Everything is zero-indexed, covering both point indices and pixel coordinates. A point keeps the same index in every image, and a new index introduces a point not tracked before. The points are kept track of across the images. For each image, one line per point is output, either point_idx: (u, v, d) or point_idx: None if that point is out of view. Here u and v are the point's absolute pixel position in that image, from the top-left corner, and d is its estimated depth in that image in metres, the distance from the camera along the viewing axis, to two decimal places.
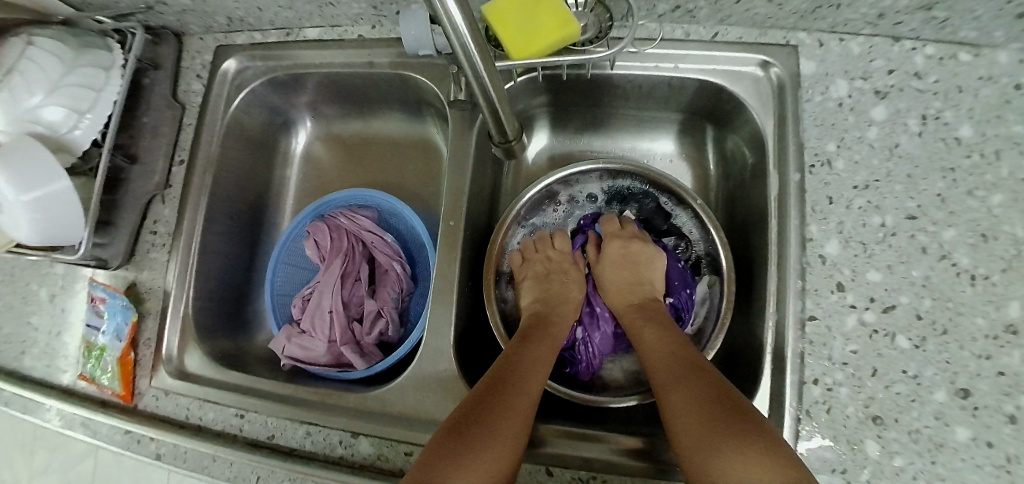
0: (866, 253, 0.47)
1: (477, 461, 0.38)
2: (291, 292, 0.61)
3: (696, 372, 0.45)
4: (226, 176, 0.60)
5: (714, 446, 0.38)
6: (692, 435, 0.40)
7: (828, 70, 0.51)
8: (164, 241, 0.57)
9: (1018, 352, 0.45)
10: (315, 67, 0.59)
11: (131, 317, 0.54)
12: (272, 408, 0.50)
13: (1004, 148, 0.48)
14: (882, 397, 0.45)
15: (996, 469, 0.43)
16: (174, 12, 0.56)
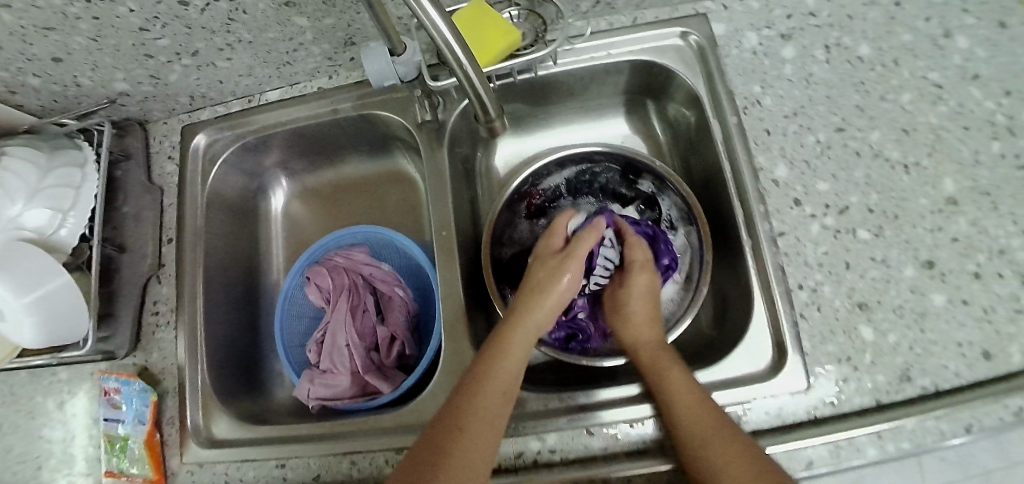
0: (811, 169, 0.53)
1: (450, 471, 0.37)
2: (301, 341, 0.62)
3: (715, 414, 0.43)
4: (216, 245, 0.62)
5: (708, 459, 0.40)
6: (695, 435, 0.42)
7: (736, 27, 0.58)
8: (168, 319, 0.57)
9: (964, 219, 0.52)
10: (281, 125, 0.62)
11: (150, 398, 0.53)
12: (314, 448, 0.51)
13: (900, 56, 0.55)
14: (862, 285, 0.50)
15: (978, 322, 0.50)
16: (138, 101, 0.59)
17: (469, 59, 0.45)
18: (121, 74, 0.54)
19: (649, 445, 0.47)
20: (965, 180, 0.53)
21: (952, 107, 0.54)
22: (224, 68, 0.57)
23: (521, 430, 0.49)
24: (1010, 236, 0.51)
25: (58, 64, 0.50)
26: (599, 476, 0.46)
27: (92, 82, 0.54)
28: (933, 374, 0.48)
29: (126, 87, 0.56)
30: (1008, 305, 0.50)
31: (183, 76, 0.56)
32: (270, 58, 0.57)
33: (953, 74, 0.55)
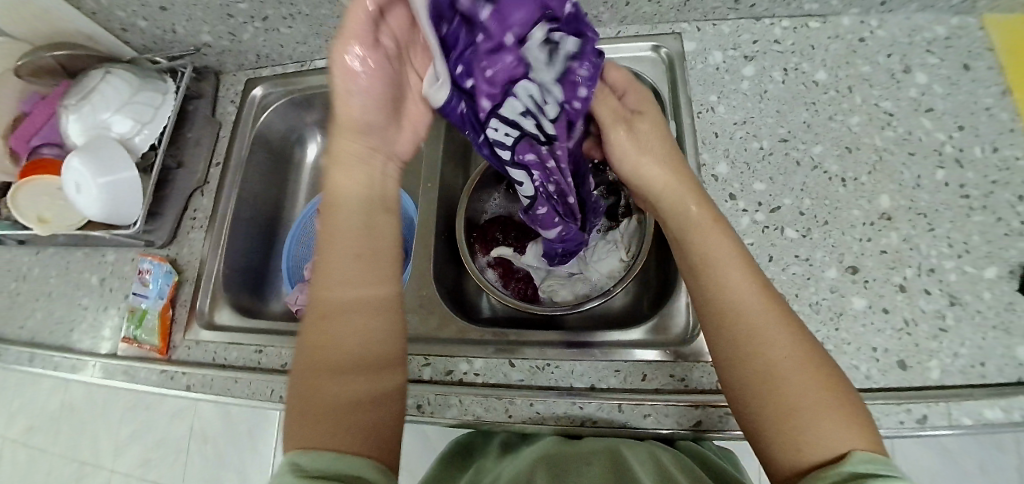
0: (750, 170, 0.58)
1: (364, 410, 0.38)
2: (303, 264, 0.73)
3: (778, 312, 0.40)
4: (252, 175, 0.75)
5: (800, 390, 0.36)
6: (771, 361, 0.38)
7: (704, 47, 0.64)
8: (201, 224, 0.70)
9: (896, 234, 0.55)
10: (323, 88, 0.75)
11: (173, 280, 0.66)
12: (286, 341, 0.61)
13: (855, 84, 0.60)
14: (782, 278, 0.54)
15: (896, 331, 0.52)
16: (215, 53, 0.74)
17: None
18: (206, 28, 0.69)
19: (559, 383, 0.53)
20: (902, 199, 0.55)
21: (900, 133, 0.57)
22: (285, 35, 0.70)
23: (455, 353, 0.57)
24: (942, 256, 0.53)
25: (163, 12, 0.66)
26: (509, 400, 0.52)
27: (184, 31, 0.70)
28: (841, 370, 0.51)
29: (208, 40, 0.71)
30: (932, 321, 0.52)
31: (253, 37, 0.71)
32: (322, 31, 0.70)
33: (905, 105, 0.58)
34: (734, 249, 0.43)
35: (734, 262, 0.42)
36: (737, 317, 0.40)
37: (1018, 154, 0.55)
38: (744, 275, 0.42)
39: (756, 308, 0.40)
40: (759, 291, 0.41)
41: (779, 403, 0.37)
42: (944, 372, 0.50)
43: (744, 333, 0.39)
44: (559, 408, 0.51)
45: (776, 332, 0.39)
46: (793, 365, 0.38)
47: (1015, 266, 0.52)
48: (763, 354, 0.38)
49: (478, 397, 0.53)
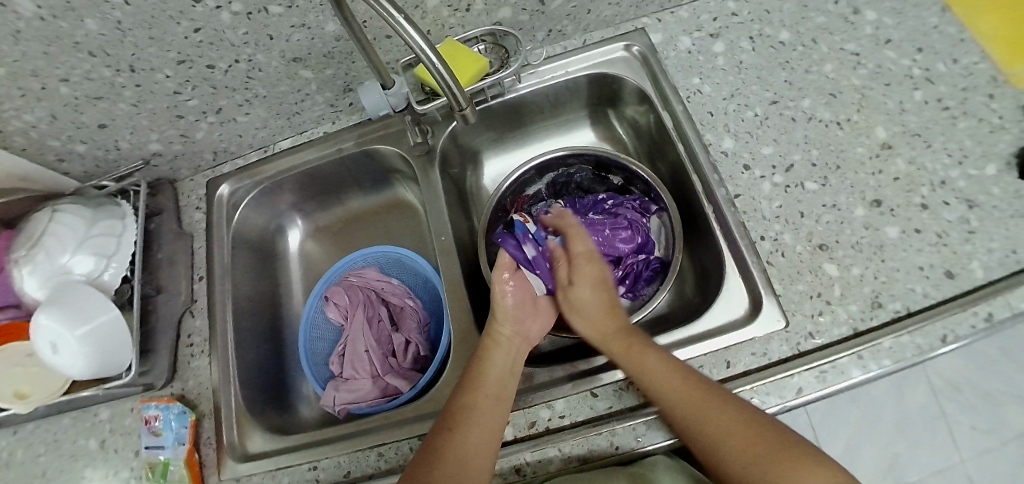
0: (753, 137, 0.60)
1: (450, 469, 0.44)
2: (324, 359, 0.66)
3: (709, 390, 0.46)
4: (242, 280, 0.68)
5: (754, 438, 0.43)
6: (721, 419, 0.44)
7: (670, 35, 0.66)
8: (202, 348, 0.62)
9: (901, 160, 0.57)
10: (294, 168, 0.69)
11: (189, 418, 0.57)
12: (342, 447, 0.55)
13: (817, 35, 0.63)
14: (819, 229, 0.55)
15: (935, 246, 0.54)
16: (168, 161, 0.67)
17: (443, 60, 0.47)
18: (155, 136, 0.63)
19: (648, 399, 0.51)
20: (895, 127, 0.58)
21: (871, 69, 0.61)
22: (243, 123, 0.65)
23: (530, 402, 0.54)
24: (947, 168, 0.56)
25: (103, 129, 0.59)
26: (607, 432, 0.50)
27: (130, 145, 0.63)
28: (902, 298, 0.52)
29: (159, 148, 0.65)
30: (960, 228, 0.54)
31: (208, 134, 0.65)
32: (283, 110, 0.65)
33: (866, 43, 0.62)
34: (649, 354, 0.50)
35: (654, 365, 0.49)
36: (683, 411, 0.46)
37: (975, 60, 0.59)
38: (675, 377, 0.47)
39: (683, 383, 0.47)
40: (684, 382, 0.47)
41: (756, 466, 0.42)
42: (986, 269, 0.52)
43: (697, 422, 0.45)
44: (659, 424, 0.50)
45: (713, 411, 0.45)
46: (740, 430, 0.44)
47: (1009, 158, 0.56)
48: (717, 431, 0.44)
49: (577, 439, 0.50)
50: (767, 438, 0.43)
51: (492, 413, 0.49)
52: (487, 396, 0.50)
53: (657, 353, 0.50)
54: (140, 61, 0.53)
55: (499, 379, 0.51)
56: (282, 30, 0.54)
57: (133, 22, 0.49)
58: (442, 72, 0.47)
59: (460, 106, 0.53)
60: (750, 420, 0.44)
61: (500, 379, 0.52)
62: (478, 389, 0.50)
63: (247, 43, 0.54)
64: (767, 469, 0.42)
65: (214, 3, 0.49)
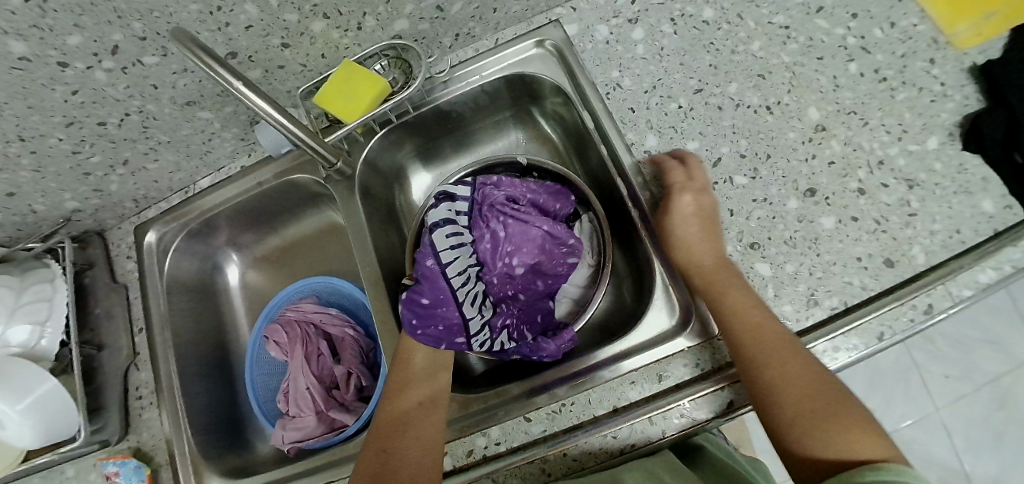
0: (678, 132, 0.56)
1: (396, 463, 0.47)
2: (275, 395, 0.67)
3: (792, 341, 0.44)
4: (182, 325, 0.68)
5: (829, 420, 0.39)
6: (795, 385, 0.42)
7: (587, 24, 0.62)
8: (151, 399, 0.63)
9: (836, 141, 0.54)
10: (217, 207, 0.68)
11: (145, 473, 0.59)
12: None
13: (743, 10, 0.60)
14: (750, 227, 0.52)
15: (873, 234, 0.51)
16: (91, 214, 0.66)
17: (274, 102, 0.46)
18: (68, 194, 0.61)
19: (582, 420, 0.51)
20: (828, 106, 0.55)
21: (801, 44, 0.58)
22: (154, 170, 0.64)
23: (469, 430, 0.54)
24: (885, 146, 0.53)
25: (12, 197, 0.58)
26: (539, 457, 0.50)
27: (46, 207, 0.62)
28: (839, 293, 0.49)
29: (76, 204, 0.64)
30: (899, 211, 0.51)
31: (122, 185, 0.64)
32: (192, 151, 0.63)
33: (796, 13, 0.59)
34: (740, 286, 0.48)
35: (753, 308, 0.46)
36: (756, 342, 0.45)
37: (914, 22, 0.56)
38: (776, 336, 0.45)
39: (755, 328, 0.45)
40: (763, 331, 0.45)
41: (806, 431, 0.39)
42: (929, 253, 0.49)
43: (755, 362, 0.44)
44: (592, 446, 0.49)
45: (800, 362, 0.43)
46: (802, 372, 0.42)
47: (952, 129, 0.52)
48: (780, 385, 0.42)
49: (511, 467, 0.50)
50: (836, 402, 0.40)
51: (420, 450, 0.48)
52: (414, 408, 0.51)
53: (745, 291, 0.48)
54: (26, 130, 0.51)
55: (423, 402, 0.52)
56: (165, 78, 0.51)
57: (4, 95, 0.46)
58: (271, 113, 0.47)
59: (329, 163, 0.59)
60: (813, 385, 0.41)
61: (415, 437, 0.49)
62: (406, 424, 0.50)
63: (132, 96, 0.52)
64: (814, 435, 0.39)
65: (83, 65, 0.47)
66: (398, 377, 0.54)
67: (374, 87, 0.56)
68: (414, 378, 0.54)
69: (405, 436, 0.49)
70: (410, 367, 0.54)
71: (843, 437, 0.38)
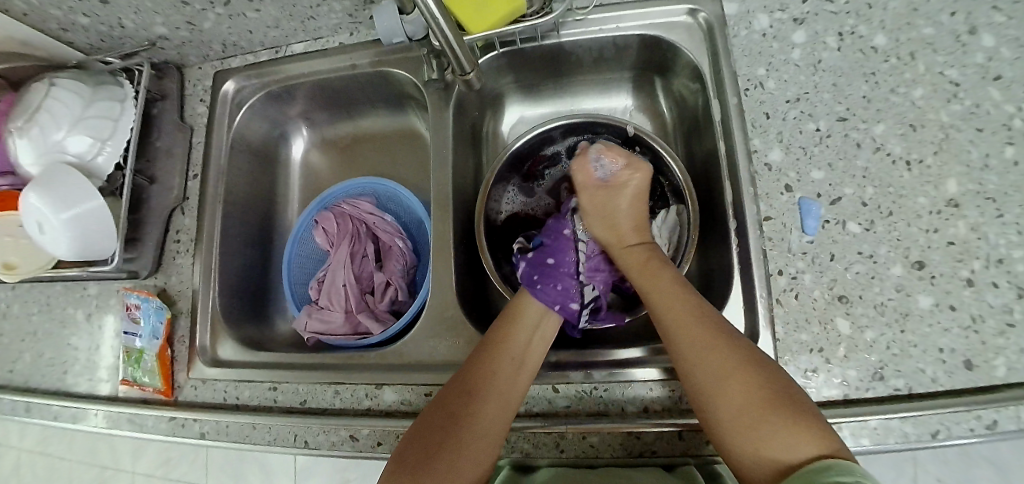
0: (806, 155, 0.53)
1: (451, 454, 0.42)
2: (308, 280, 0.66)
3: (727, 333, 0.43)
4: (237, 185, 0.66)
5: (762, 422, 0.38)
6: (733, 377, 0.40)
7: (747, 9, 0.57)
8: (188, 247, 0.62)
9: (963, 223, 0.50)
10: (303, 77, 0.64)
11: (165, 316, 0.59)
12: (301, 375, 0.55)
13: (918, 49, 0.54)
14: (845, 278, 0.50)
15: (963, 330, 0.47)
16: (175, 46, 0.63)
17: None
18: (160, 19, 0.58)
19: (610, 408, 0.49)
20: (970, 183, 0.50)
21: (966, 107, 0.52)
22: (252, 19, 0.60)
23: None
24: (1011, 245, 0.48)
25: (105, 4, 0.55)
26: (556, 430, 0.49)
27: (135, 25, 0.59)
28: (908, 376, 0.47)
29: (164, 31, 0.61)
30: (999, 317, 0.47)
31: (215, 24, 0.60)
32: (295, 12, 0.59)
33: (971, 73, 0.53)
34: (670, 281, 0.48)
35: (675, 304, 0.46)
36: (678, 334, 0.44)
37: None
38: (691, 325, 0.44)
39: (688, 320, 0.44)
40: (695, 320, 0.44)
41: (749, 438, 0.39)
42: (1011, 370, 0.46)
43: (681, 351, 0.44)
44: (614, 439, 0.48)
45: (715, 357, 0.42)
46: (737, 377, 0.40)
47: None
48: (720, 374, 0.41)
49: (525, 429, 0.50)
50: (779, 403, 0.38)
51: (480, 446, 0.43)
52: (499, 389, 0.46)
53: (672, 276, 0.49)
54: None
55: (509, 393, 0.46)
56: None
57: None
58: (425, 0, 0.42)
59: (463, 70, 0.55)
60: (761, 383, 0.40)
61: (476, 455, 0.43)
62: (477, 409, 0.44)
63: None
64: (752, 436, 0.38)
65: None
66: (495, 345, 0.49)
67: (510, 5, 0.51)
68: (512, 352, 0.48)
69: (472, 424, 0.44)
70: (508, 340, 0.49)
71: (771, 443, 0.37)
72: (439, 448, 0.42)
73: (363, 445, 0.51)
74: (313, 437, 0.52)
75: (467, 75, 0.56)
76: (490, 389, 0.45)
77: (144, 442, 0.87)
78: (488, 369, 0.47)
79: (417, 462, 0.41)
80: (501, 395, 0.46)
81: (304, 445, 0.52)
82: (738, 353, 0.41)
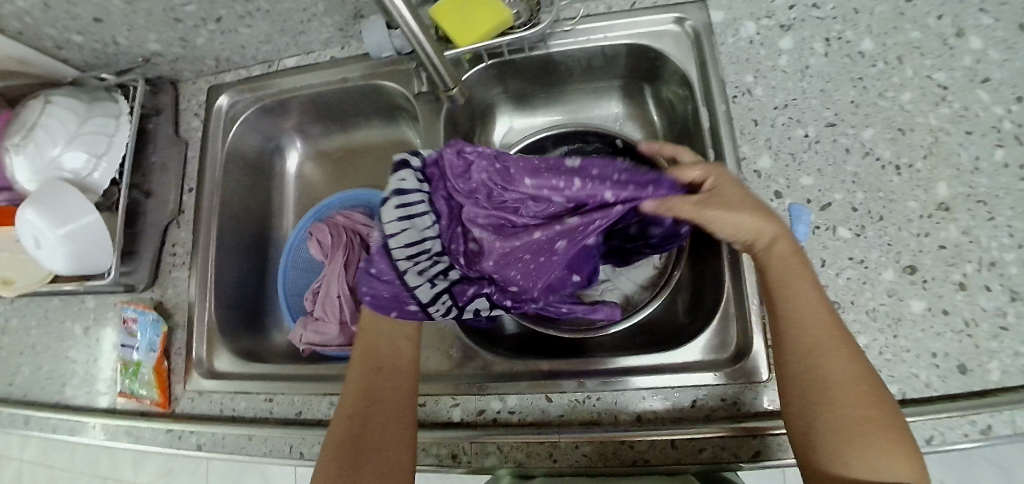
0: (795, 162, 0.53)
1: (372, 456, 0.44)
2: (303, 292, 0.67)
3: (852, 351, 0.42)
4: (232, 198, 0.67)
5: (853, 447, 0.39)
6: (854, 405, 0.40)
7: (735, 16, 0.57)
8: (183, 260, 0.63)
9: (953, 226, 0.49)
10: (296, 90, 0.65)
11: (161, 329, 0.59)
12: (297, 387, 0.55)
13: (905, 54, 0.54)
14: (836, 284, 0.50)
15: (957, 334, 0.47)
16: (169, 62, 0.64)
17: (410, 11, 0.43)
18: (153, 36, 0.59)
19: (603, 416, 0.50)
20: (961, 186, 0.50)
21: (955, 110, 0.52)
22: (245, 35, 0.60)
23: (487, 389, 0.53)
24: (1002, 248, 0.48)
25: (99, 23, 0.56)
26: (549, 440, 0.49)
27: (129, 42, 0.60)
28: (901, 381, 0.47)
29: (158, 48, 0.61)
30: (991, 320, 0.47)
31: (208, 40, 0.61)
32: (286, 27, 0.60)
33: (960, 76, 0.53)
34: (799, 271, 0.45)
35: (806, 300, 0.44)
36: (813, 335, 0.43)
37: None
38: (834, 336, 0.42)
39: (827, 318, 0.43)
40: (834, 331, 0.43)
41: (835, 454, 0.39)
42: (1004, 373, 0.46)
43: (806, 356, 0.42)
44: (608, 447, 0.48)
45: (844, 367, 0.41)
46: (859, 382, 0.41)
47: None
48: (836, 397, 0.40)
49: (519, 439, 0.50)
50: (876, 426, 0.39)
51: (389, 439, 0.45)
52: (381, 378, 0.48)
53: (813, 284, 0.44)
54: None
55: (398, 382, 0.48)
56: None
57: None
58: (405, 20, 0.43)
59: (447, 86, 0.56)
60: (875, 405, 0.40)
61: (392, 447, 0.45)
62: (376, 408, 0.46)
63: None
64: (842, 458, 0.39)
65: None
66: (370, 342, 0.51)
67: (495, 15, 0.52)
68: (381, 345, 0.50)
69: (373, 422, 0.46)
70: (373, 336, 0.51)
71: (869, 463, 0.38)
72: (364, 455, 0.44)
73: None
74: (308, 448, 0.52)
75: (450, 91, 0.57)
76: (385, 384, 0.48)
77: (144, 454, 0.88)
78: (372, 365, 0.49)
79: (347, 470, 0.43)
80: (393, 386, 0.48)
81: (299, 455, 0.52)
82: (855, 369, 0.41)
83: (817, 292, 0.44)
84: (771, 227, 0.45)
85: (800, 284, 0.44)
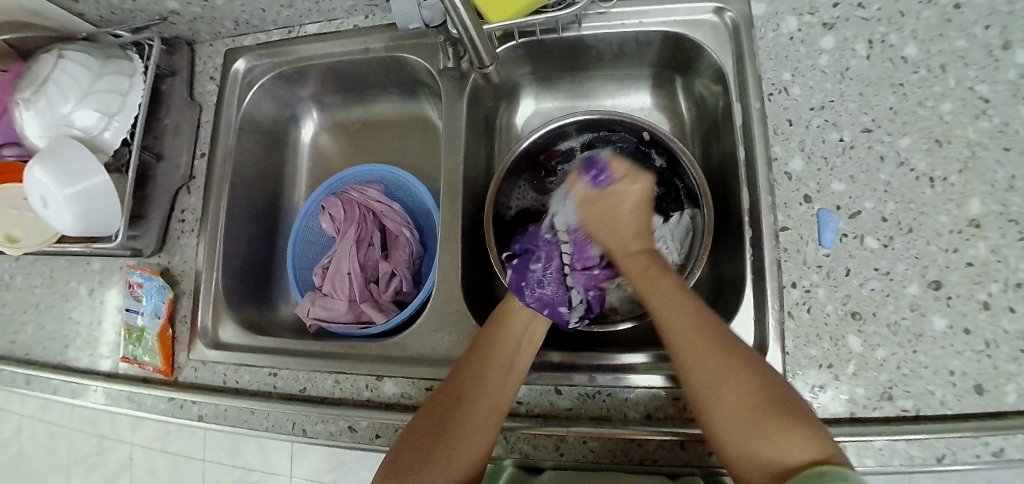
0: (828, 166, 0.51)
1: (454, 442, 0.42)
2: (312, 266, 0.66)
3: (716, 341, 0.41)
4: (246, 165, 0.65)
5: (756, 432, 0.36)
6: (715, 388, 0.39)
7: (776, 10, 0.55)
8: (192, 227, 0.62)
9: (983, 244, 0.48)
10: (316, 58, 0.63)
11: (167, 296, 0.58)
12: (302, 363, 0.54)
13: (949, 62, 0.52)
14: (859, 295, 0.49)
15: (977, 354, 0.46)
16: (186, 21, 0.62)
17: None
18: None
19: (613, 413, 0.49)
20: (994, 203, 0.49)
21: (994, 124, 0.50)
22: None
23: None
24: None
25: None
26: (556, 433, 0.49)
27: None
28: (916, 397, 0.46)
29: (175, 6, 0.59)
30: (1014, 343, 0.46)
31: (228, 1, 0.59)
32: None
33: (1003, 90, 0.51)
34: (672, 295, 0.45)
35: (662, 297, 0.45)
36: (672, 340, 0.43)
37: None
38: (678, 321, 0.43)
39: (679, 314, 0.43)
40: (685, 317, 0.43)
41: (740, 436, 0.37)
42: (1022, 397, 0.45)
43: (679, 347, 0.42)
44: (615, 444, 0.48)
45: (696, 362, 0.40)
46: (721, 364, 0.39)
47: None
48: (718, 385, 0.39)
49: (526, 431, 0.49)
50: (774, 408, 0.36)
51: (480, 431, 0.43)
52: (496, 370, 0.46)
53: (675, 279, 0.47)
54: None
55: (503, 374, 0.46)
56: None
57: None
58: None
59: (482, 63, 0.54)
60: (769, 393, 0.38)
61: (477, 439, 0.43)
62: (473, 396, 0.44)
63: None
64: (748, 441, 0.36)
65: None
66: (494, 330, 0.50)
67: None
68: (509, 336, 0.49)
69: (472, 411, 0.43)
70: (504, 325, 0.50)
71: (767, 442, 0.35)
72: (438, 441, 0.42)
73: (361, 436, 0.50)
74: (311, 425, 0.52)
75: (487, 68, 0.55)
76: (484, 374, 0.46)
77: (142, 417, 0.88)
78: (487, 352, 0.47)
79: (422, 450, 0.41)
80: (492, 375, 0.46)
81: (301, 432, 0.52)
82: (724, 357, 0.40)
83: (681, 293, 0.45)
84: (638, 235, 0.52)
85: (667, 284, 0.46)
